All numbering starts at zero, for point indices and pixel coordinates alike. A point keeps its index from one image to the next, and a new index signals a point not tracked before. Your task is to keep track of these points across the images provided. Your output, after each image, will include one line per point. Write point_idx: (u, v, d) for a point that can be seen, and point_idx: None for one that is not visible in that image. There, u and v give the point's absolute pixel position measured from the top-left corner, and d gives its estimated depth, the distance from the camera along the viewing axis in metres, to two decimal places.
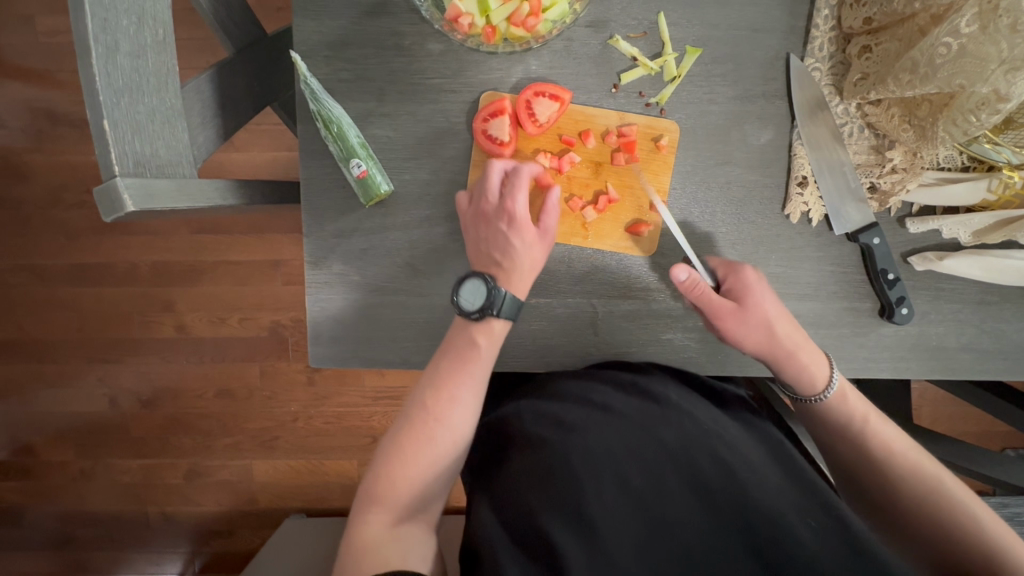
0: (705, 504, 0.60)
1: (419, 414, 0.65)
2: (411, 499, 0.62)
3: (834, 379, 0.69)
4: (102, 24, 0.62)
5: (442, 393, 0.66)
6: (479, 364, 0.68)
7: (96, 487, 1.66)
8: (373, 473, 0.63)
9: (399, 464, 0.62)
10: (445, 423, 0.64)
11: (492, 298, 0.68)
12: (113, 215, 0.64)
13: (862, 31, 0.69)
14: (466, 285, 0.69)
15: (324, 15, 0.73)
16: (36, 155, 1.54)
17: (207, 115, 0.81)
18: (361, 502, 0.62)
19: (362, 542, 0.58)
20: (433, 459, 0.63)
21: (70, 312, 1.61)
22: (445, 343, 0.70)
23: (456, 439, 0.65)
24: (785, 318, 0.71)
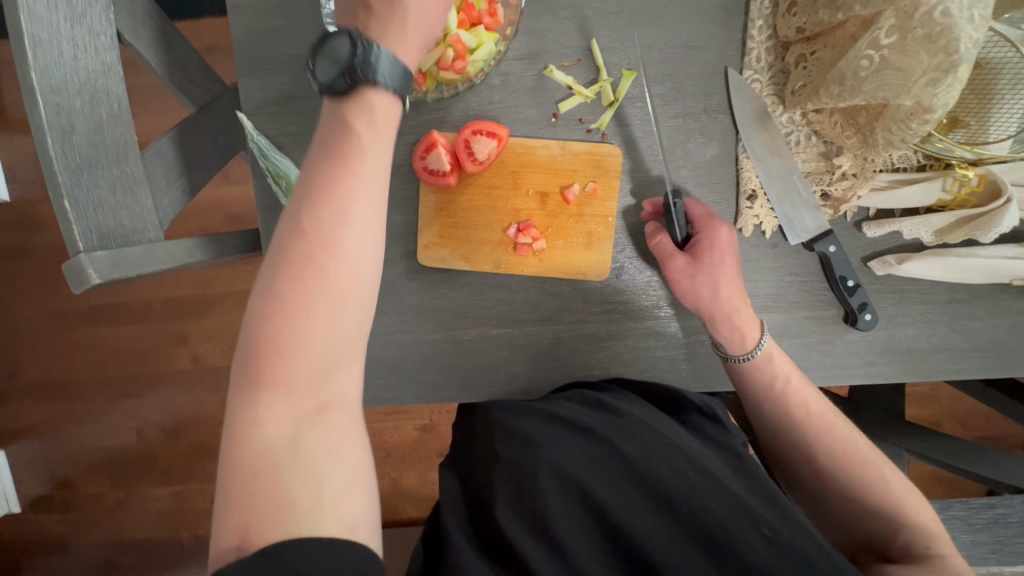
0: (664, 515, 0.61)
1: (286, 239, 0.46)
2: (295, 319, 0.45)
3: (764, 340, 0.70)
4: (55, 110, 0.66)
5: (328, 171, 0.47)
6: (358, 151, 0.48)
7: (129, 515, 1.75)
8: (251, 346, 0.45)
9: (273, 329, 0.44)
10: (339, 241, 0.46)
11: (367, 60, 0.49)
12: (82, 287, 0.68)
13: (798, 39, 0.67)
14: (331, 41, 0.49)
15: (267, 72, 0.75)
16: (48, 206, 1.62)
17: (173, 175, 0.84)
18: (244, 392, 0.44)
19: (251, 455, 0.43)
20: (328, 299, 0.45)
21: (92, 352, 1.69)
22: (331, 199, 0.46)
23: (354, 259, 0.47)
24: (737, 283, 0.71)
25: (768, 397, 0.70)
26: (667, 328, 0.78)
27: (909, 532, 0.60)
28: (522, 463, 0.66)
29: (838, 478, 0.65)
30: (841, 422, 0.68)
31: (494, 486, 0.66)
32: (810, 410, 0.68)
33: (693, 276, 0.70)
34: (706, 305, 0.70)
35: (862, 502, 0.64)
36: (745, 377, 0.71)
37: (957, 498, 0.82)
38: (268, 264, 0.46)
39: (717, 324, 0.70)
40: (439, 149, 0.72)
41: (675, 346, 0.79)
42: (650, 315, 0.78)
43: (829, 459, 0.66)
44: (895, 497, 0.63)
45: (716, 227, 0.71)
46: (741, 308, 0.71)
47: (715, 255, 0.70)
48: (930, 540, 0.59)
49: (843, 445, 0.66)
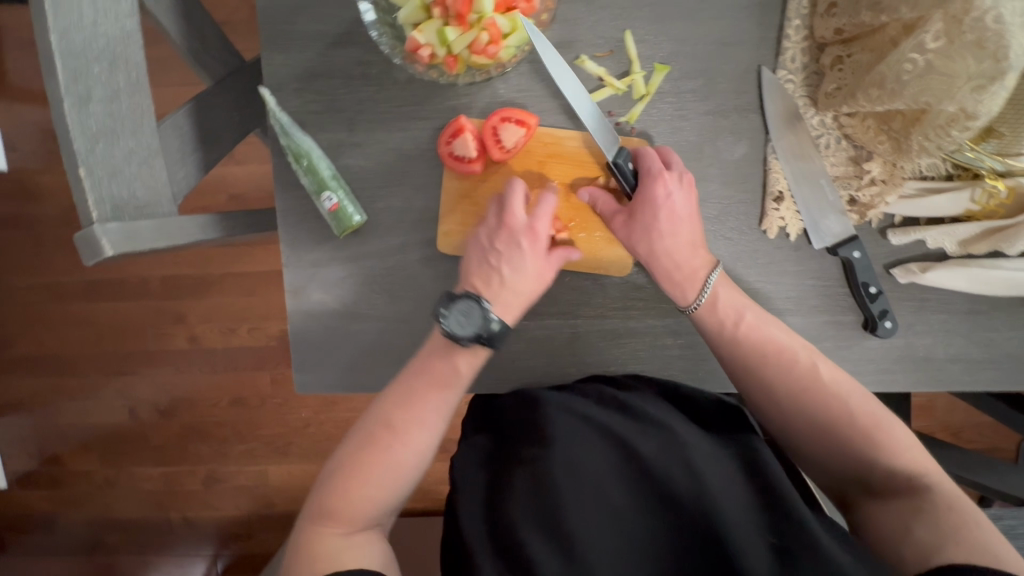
0: (681, 521, 0.61)
1: (381, 424, 0.64)
2: (376, 478, 0.61)
3: (710, 279, 0.68)
4: (74, 75, 0.64)
5: (405, 394, 0.66)
6: (448, 398, 0.67)
7: (119, 495, 1.73)
8: (329, 480, 0.62)
9: (357, 483, 0.61)
10: (404, 425, 0.64)
11: (488, 322, 0.67)
12: (94, 259, 0.66)
13: (835, 40, 0.67)
14: (462, 300, 0.68)
15: (291, 48, 0.74)
16: (46, 178, 1.58)
17: (188, 150, 0.82)
18: (315, 513, 0.60)
19: (313, 554, 0.57)
20: (391, 477, 0.62)
21: (87, 328, 1.67)
22: (407, 416, 0.65)
23: (412, 448, 0.64)
24: (684, 239, 0.69)
25: (722, 341, 0.67)
26: (686, 326, 0.78)
27: (887, 467, 0.59)
28: (535, 459, 0.66)
29: (803, 419, 0.63)
30: (803, 352, 0.65)
31: (513, 484, 0.66)
32: (765, 346, 0.65)
33: (629, 232, 0.70)
34: (646, 261, 0.70)
35: (834, 438, 0.62)
36: (700, 328, 0.69)
37: None
38: (361, 445, 0.63)
39: (661, 278, 0.69)
40: (465, 136, 0.70)
41: (690, 345, 0.78)
42: (669, 313, 0.78)
43: (791, 400, 0.64)
44: (864, 423, 0.61)
45: (654, 180, 0.68)
46: (686, 258, 0.69)
47: (647, 207, 0.68)
48: (915, 471, 0.58)
49: (801, 374, 0.64)
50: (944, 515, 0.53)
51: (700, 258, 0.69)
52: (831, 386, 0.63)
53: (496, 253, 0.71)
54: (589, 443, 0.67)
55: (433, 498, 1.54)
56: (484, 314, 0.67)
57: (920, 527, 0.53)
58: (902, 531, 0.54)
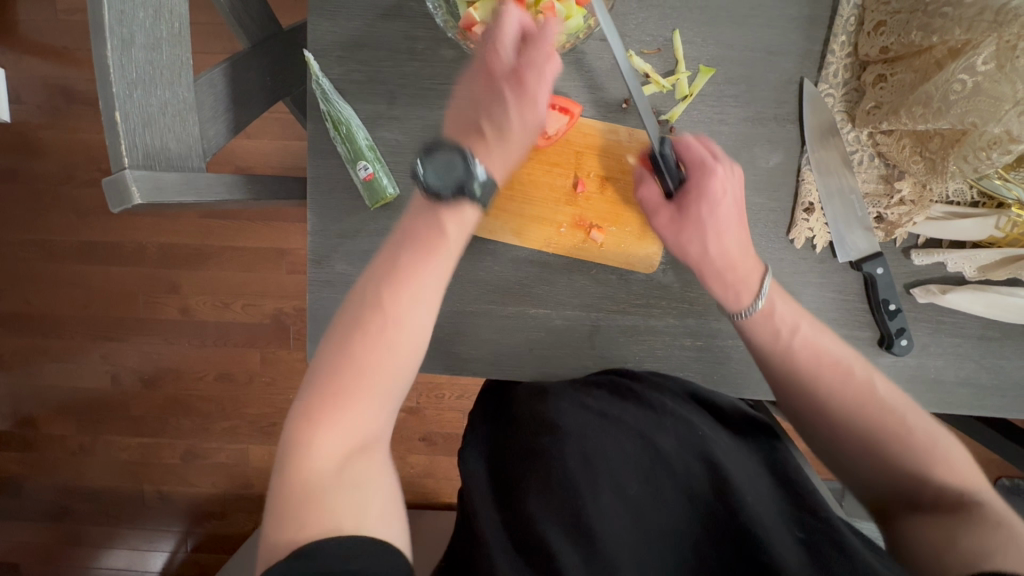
0: (698, 512, 0.62)
1: (371, 306, 0.56)
2: (370, 362, 0.54)
3: (762, 291, 0.68)
4: (119, 16, 0.62)
5: (399, 280, 0.57)
6: (442, 256, 0.60)
7: (94, 462, 1.68)
8: (314, 393, 0.52)
9: (348, 376, 0.53)
10: (400, 319, 0.56)
11: (469, 172, 0.60)
12: (121, 207, 0.64)
13: (879, 59, 0.68)
14: (441, 152, 0.60)
15: (339, 15, 0.73)
16: (49, 132, 1.54)
17: (219, 109, 0.81)
18: (301, 428, 0.51)
19: (300, 480, 0.48)
20: (385, 380, 0.54)
21: (77, 289, 1.62)
22: (407, 293, 0.57)
23: (404, 346, 0.56)
24: (733, 236, 0.69)
25: (774, 350, 0.66)
26: (705, 329, 0.78)
27: (935, 483, 0.57)
28: (552, 453, 0.66)
29: (853, 435, 0.62)
30: (859, 365, 0.64)
31: (529, 477, 0.66)
32: (820, 358, 0.64)
33: (680, 230, 0.70)
34: (694, 259, 0.70)
35: (885, 454, 0.60)
36: (748, 335, 0.69)
37: None
38: (348, 332, 0.55)
39: (712, 280, 0.70)
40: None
41: (708, 348, 0.78)
42: (690, 314, 0.78)
43: (844, 412, 0.62)
44: (920, 436, 0.59)
45: (708, 171, 0.68)
46: (737, 256, 0.69)
47: (704, 203, 0.68)
48: (965, 487, 0.57)
49: (859, 389, 0.62)
50: (991, 528, 0.52)
51: (749, 262, 0.69)
52: (884, 399, 0.61)
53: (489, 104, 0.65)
54: (605, 432, 0.67)
55: (417, 491, 1.53)
56: (466, 166, 0.60)
57: (966, 539, 0.52)
58: (945, 540, 0.53)
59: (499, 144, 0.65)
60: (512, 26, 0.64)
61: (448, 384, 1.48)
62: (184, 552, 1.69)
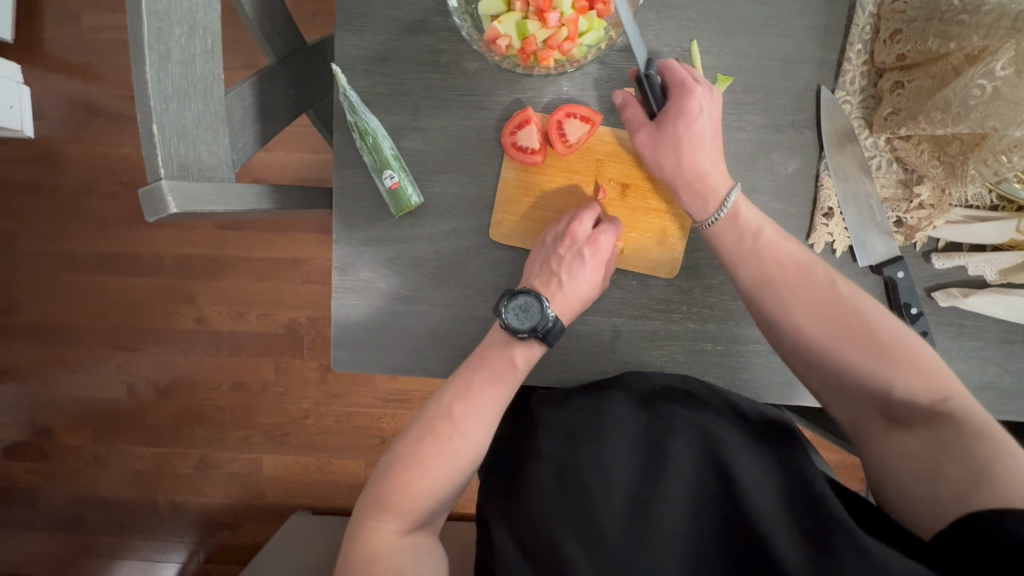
0: (704, 509, 0.63)
1: (440, 407, 0.67)
2: (440, 458, 0.64)
3: (730, 196, 0.69)
4: (157, 33, 0.64)
5: (467, 406, 0.67)
6: (508, 384, 0.69)
7: (109, 472, 1.69)
8: (390, 479, 0.63)
9: (418, 468, 0.63)
10: (464, 436, 0.66)
11: (545, 317, 0.69)
12: (157, 215, 0.66)
13: (895, 66, 0.69)
14: (521, 297, 0.70)
15: (365, 30, 0.75)
16: (73, 146, 1.57)
17: (248, 121, 0.83)
18: (373, 508, 0.62)
19: (371, 550, 0.60)
20: (450, 473, 0.65)
21: (96, 300, 1.65)
22: (469, 395, 0.67)
23: (467, 443, 0.66)
24: (714, 140, 0.70)
25: (741, 253, 0.69)
26: (725, 333, 0.78)
27: (901, 378, 0.60)
28: (564, 458, 0.68)
29: (818, 335, 0.64)
30: (820, 268, 0.67)
31: (542, 480, 0.67)
32: (783, 261, 0.67)
33: (657, 145, 0.71)
34: (683, 168, 0.70)
35: (849, 350, 0.62)
36: (715, 244, 0.71)
37: None
38: (421, 429, 0.66)
39: (683, 189, 0.71)
40: (531, 127, 0.73)
41: (728, 352, 0.79)
42: (711, 319, 0.78)
43: (805, 316, 0.65)
44: (885, 344, 0.61)
45: (686, 94, 0.68)
46: (707, 169, 0.70)
47: (682, 123, 0.69)
48: (940, 391, 0.58)
49: (818, 284, 0.66)
50: (970, 440, 0.54)
51: (720, 172, 0.71)
52: (846, 304, 0.64)
53: (557, 259, 0.73)
54: (617, 440, 0.69)
55: None
56: (543, 310, 0.69)
57: (949, 463, 0.54)
58: (928, 470, 0.55)
59: (568, 298, 0.73)
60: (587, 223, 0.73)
61: None
62: (196, 562, 1.69)
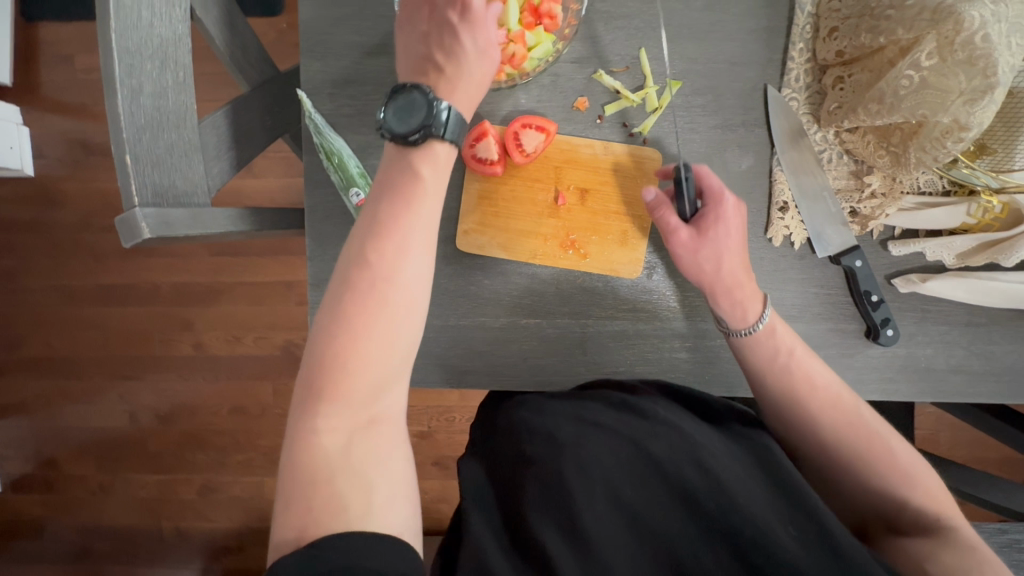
0: (694, 514, 0.57)
1: (362, 256, 0.56)
2: (374, 288, 0.55)
3: (765, 314, 0.70)
4: (128, 69, 0.68)
5: (386, 244, 0.57)
6: (426, 196, 0.60)
7: (114, 501, 1.71)
8: (320, 338, 0.54)
9: (348, 329, 0.54)
10: (396, 274, 0.56)
11: (432, 107, 0.60)
12: (132, 241, 0.69)
13: (836, 62, 0.72)
14: (401, 97, 0.61)
15: (328, 56, 0.79)
16: (70, 183, 1.62)
17: (222, 148, 0.87)
18: (307, 404, 0.52)
19: (311, 455, 0.50)
20: (387, 322, 0.55)
21: (96, 331, 1.68)
22: (399, 243, 0.57)
23: (397, 279, 0.56)
24: (743, 256, 0.73)
25: (771, 369, 0.69)
26: (693, 330, 0.80)
27: (917, 502, 0.61)
28: (545, 457, 0.61)
29: (842, 449, 0.65)
30: (848, 392, 0.67)
31: (523, 483, 0.61)
32: (814, 383, 0.67)
33: (695, 250, 0.72)
34: (723, 271, 0.71)
35: (872, 472, 0.63)
36: (746, 353, 0.71)
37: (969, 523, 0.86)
38: (343, 277, 0.55)
39: (719, 296, 0.72)
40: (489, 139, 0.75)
41: (696, 349, 0.80)
42: (678, 317, 0.80)
43: (834, 432, 0.65)
44: (901, 470, 0.62)
45: (722, 202, 0.72)
46: (743, 280, 0.72)
47: (719, 232, 0.71)
48: (940, 511, 0.60)
49: (846, 409, 0.66)
50: (965, 550, 0.55)
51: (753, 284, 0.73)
52: (871, 428, 0.64)
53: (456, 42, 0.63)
54: (601, 442, 0.62)
55: (431, 516, 1.53)
56: (428, 101, 0.60)
57: (942, 553, 0.55)
58: (923, 555, 0.56)
59: (465, 79, 0.64)
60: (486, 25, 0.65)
61: (457, 406, 1.51)
62: None
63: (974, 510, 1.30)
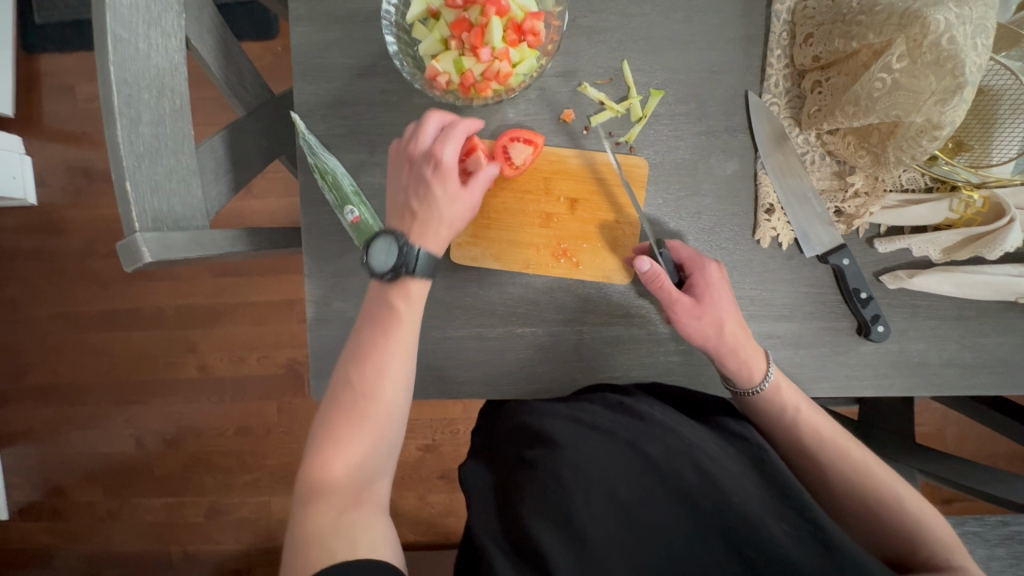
0: (689, 514, 0.56)
1: (348, 394, 0.61)
2: (362, 403, 0.61)
3: (771, 372, 0.70)
4: (126, 99, 0.70)
5: (370, 366, 0.62)
6: (401, 329, 0.65)
7: (122, 526, 1.71)
8: (316, 452, 0.58)
9: (340, 443, 0.58)
10: (379, 396, 0.61)
11: (407, 257, 0.66)
12: (134, 266, 0.71)
13: (814, 67, 0.73)
14: (380, 240, 0.67)
15: (320, 79, 0.81)
16: (73, 211, 1.65)
17: (220, 172, 0.89)
18: (302, 498, 0.54)
19: (307, 536, 0.51)
20: (374, 434, 0.60)
21: (101, 356, 1.70)
22: (379, 363, 0.62)
23: (391, 410, 0.61)
24: (737, 317, 0.73)
25: (776, 423, 0.69)
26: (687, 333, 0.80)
27: (926, 546, 0.59)
28: (541, 458, 0.60)
29: (850, 499, 0.64)
30: (852, 442, 0.67)
31: (521, 484, 0.60)
32: (820, 437, 0.67)
33: (698, 317, 0.72)
34: (726, 334, 0.72)
35: (882, 520, 0.62)
36: (756, 409, 0.72)
37: (972, 516, 0.87)
38: (328, 416, 0.60)
39: (725, 357, 0.72)
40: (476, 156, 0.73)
41: (691, 352, 0.81)
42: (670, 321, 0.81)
43: (843, 483, 0.65)
44: (909, 512, 0.61)
45: (706, 266, 0.74)
46: (743, 339, 0.72)
47: (712, 296, 0.73)
48: (947, 552, 0.58)
49: (851, 458, 0.65)
50: None
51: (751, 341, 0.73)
52: (878, 477, 0.63)
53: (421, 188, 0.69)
54: (599, 443, 0.61)
55: (439, 530, 1.53)
56: (403, 246, 0.66)
57: None
58: None
59: (429, 223, 0.69)
60: (433, 123, 0.70)
61: (461, 419, 1.52)
62: None
63: (981, 505, 1.30)
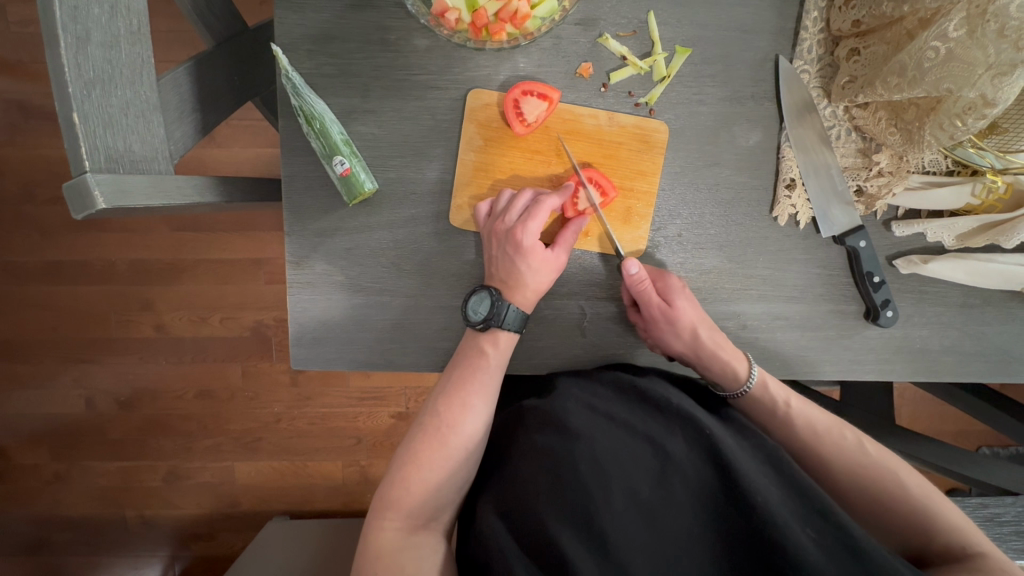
0: (708, 513, 0.56)
1: (431, 422, 0.65)
2: (441, 435, 0.64)
3: (754, 370, 0.70)
4: (72, 13, 0.58)
5: (454, 400, 0.66)
6: (489, 372, 0.68)
7: (71, 491, 1.61)
8: (397, 472, 0.63)
9: (417, 470, 0.62)
10: (458, 430, 0.64)
11: (500, 314, 0.69)
12: (84, 212, 0.61)
13: (851, 33, 0.69)
14: (476, 294, 0.70)
15: (306, 7, 0.71)
16: (8, 148, 1.47)
17: (185, 110, 0.78)
18: (376, 508, 0.61)
19: (375, 549, 0.59)
20: (446, 464, 0.63)
21: (44, 312, 1.55)
22: (464, 396, 0.66)
23: (468, 446, 0.64)
24: (708, 323, 0.72)
25: (773, 421, 0.69)
26: None
27: (942, 536, 0.58)
28: (557, 450, 0.58)
29: (859, 495, 0.63)
30: (847, 430, 0.66)
31: (533, 473, 0.58)
32: (816, 432, 0.66)
33: (671, 322, 0.70)
34: (702, 341, 0.71)
35: (891, 511, 0.61)
36: (749, 409, 0.71)
37: None
38: (412, 435, 0.65)
39: (707, 359, 0.71)
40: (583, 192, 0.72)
41: None
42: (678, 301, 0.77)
43: (848, 477, 0.64)
44: (917, 496, 0.60)
45: (667, 276, 0.73)
46: (725, 345, 0.71)
47: (682, 301, 0.71)
48: (963, 536, 0.58)
49: (852, 452, 0.64)
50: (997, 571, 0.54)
51: (730, 345, 0.72)
52: (883, 467, 0.63)
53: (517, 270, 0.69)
54: (615, 435, 0.60)
55: None
56: (498, 308, 0.69)
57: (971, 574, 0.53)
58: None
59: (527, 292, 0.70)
60: (509, 197, 0.71)
61: None
62: None
63: (936, 480, 1.36)
